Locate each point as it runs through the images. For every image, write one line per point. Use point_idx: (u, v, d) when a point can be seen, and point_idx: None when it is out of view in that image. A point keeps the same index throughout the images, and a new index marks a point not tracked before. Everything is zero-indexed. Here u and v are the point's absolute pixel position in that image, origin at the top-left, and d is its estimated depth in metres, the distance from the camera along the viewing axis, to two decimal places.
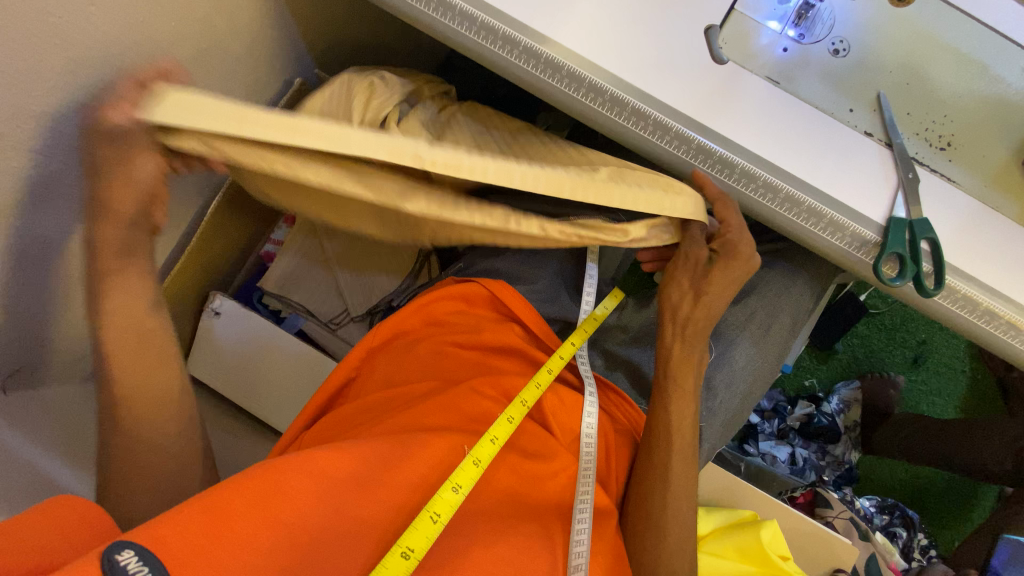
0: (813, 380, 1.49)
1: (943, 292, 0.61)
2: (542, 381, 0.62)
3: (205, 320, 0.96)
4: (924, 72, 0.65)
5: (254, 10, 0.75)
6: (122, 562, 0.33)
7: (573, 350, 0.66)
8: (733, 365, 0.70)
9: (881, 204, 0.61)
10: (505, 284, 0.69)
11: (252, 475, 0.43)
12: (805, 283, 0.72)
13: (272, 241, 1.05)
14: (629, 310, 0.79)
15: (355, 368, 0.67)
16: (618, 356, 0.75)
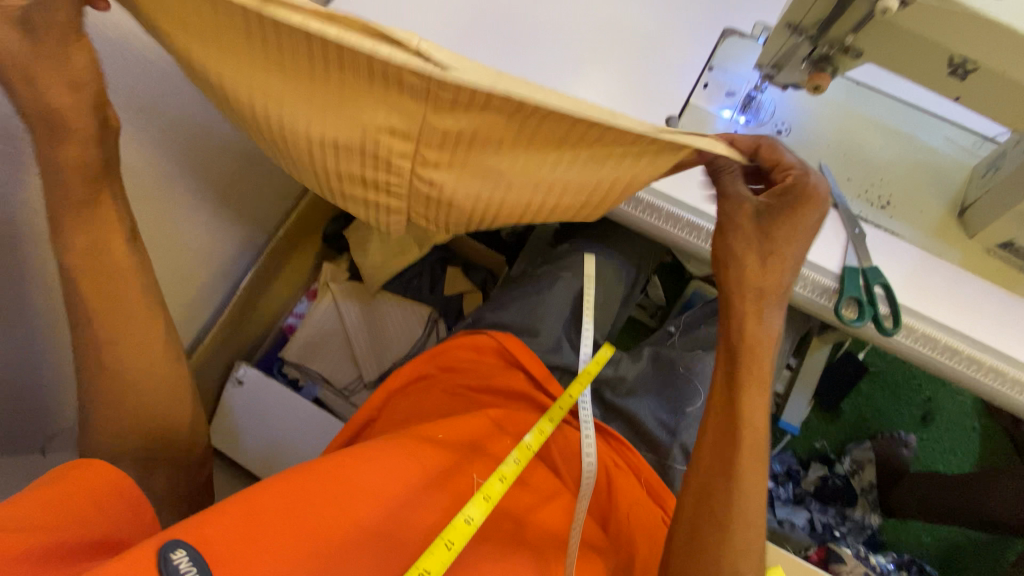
0: (824, 442, 1.48)
1: (903, 331, 0.67)
2: (547, 427, 0.68)
3: (228, 388, 1.02)
4: (861, 146, 0.76)
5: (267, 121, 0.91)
6: (175, 562, 0.38)
7: (570, 402, 0.73)
8: None
9: (836, 255, 0.69)
10: (516, 339, 0.78)
11: (286, 485, 0.48)
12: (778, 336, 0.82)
13: (294, 313, 1.15)
14: (624, 362, 0.85)
15: (375, 409, 0.73)
16: (615, 405, 0.81)
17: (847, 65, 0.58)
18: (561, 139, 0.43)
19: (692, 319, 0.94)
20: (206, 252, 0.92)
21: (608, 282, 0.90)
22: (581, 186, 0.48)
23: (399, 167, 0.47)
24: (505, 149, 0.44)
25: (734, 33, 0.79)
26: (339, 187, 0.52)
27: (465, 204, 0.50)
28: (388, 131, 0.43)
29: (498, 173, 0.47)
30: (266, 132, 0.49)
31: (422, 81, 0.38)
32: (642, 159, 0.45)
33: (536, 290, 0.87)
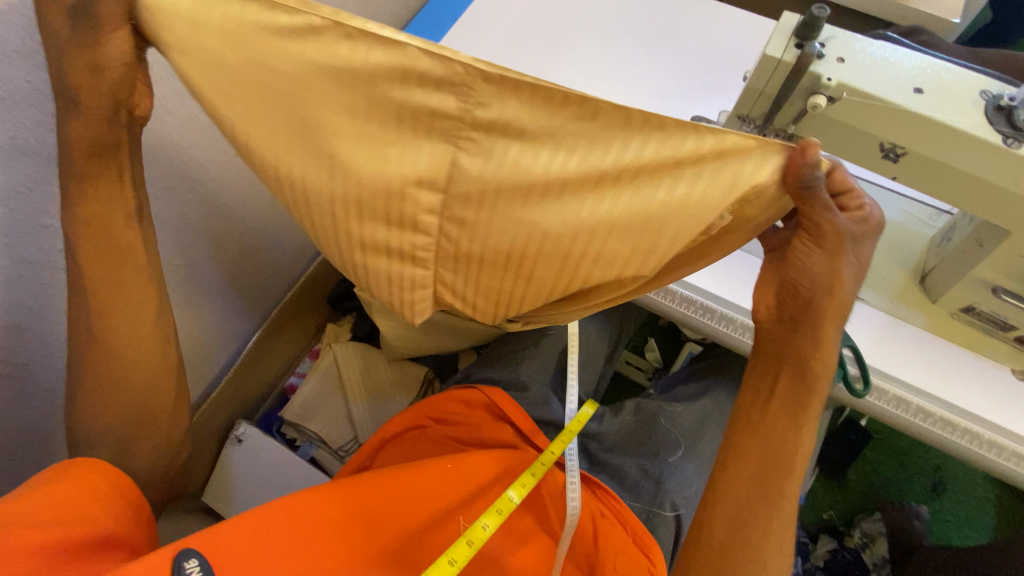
0: (832, 513, 1.43)
1: (875, 392, 0.70)
2: (528, 482, 0.72)
3: (228, 446, 1.05)
4: None
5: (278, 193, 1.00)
6: (188, 567, 0.50)
7: (553, 458, 0.76)
8: (701, 458, 0.82)
9: None
10: (506, 395, 0.83)
11: (284, 513, 0.59)
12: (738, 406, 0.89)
13: (296, 374, 1.19)
14: (607, 418, 0.89)
15: (369, 458, 0.82)
16: (601, 458, 0.84)
17: None
18: (601, 175, 0.44)
19: (674, 381, 0.98)
20: (215, 309, 0.97)
21: (593, 343, 0.94)
22: (627, 229, 0.46)
23: (424, 228, 0.50)
24: (539, 196, 0.45)
25: (701, 120, 0.86)
26: (363, 248, 0.52)
27: (498, 267, 0.51)
28: (415, 184, 0.47)
29: (529, 230, 0.47)
30: (295, 201, 0.52)
31: (458, 104, 0.42)
32: (695, 186, 0.43)
33: (524, 347, 0.92)
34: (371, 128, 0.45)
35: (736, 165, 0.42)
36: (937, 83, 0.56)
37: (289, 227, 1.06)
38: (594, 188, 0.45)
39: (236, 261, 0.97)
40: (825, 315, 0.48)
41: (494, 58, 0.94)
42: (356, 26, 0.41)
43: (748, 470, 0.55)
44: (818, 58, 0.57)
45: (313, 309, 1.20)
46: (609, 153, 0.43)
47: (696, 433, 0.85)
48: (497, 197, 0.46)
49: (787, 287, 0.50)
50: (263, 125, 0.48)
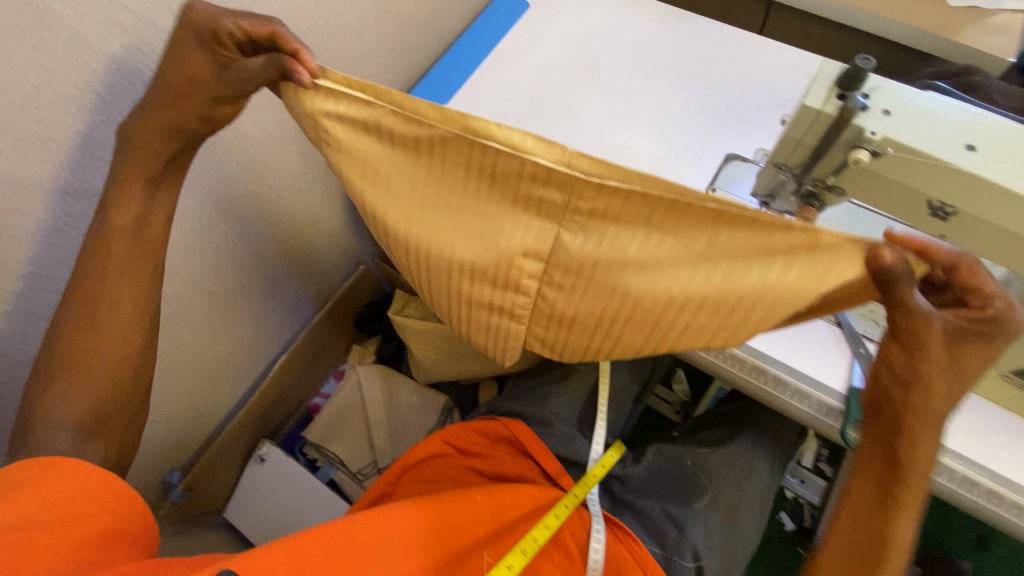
0: None
1: (942, 471, 0.66)
2: (552, 523, 0.72)
3: (251, 465, 1.06)
4: None
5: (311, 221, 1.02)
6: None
7: (576, 501, 0.75)
8: (726, 504, 0.79)
9: (841, 374, 0.69)
10: (524, 425, 0.82)
11: (319, 533, 0.58)
12: (766, 450, 0.85)
13: (321, 394, 1.22)
14: (630, 462, 0.85)
15: (388, 486, 0.81)
16: (624, 499, 0.82)
17: (833, 201, 0.62)
18: (695, 254, 0.47)
19: (698, 425, 0.95)
20: (254, 333, 1.00)
21: (619, 385, 0.92)
22: (717, 305, 0.48)
23: (528, 290, 0.56)
24: (637, 275, 0.50)
25: (737, 158, 0.84)
26: (467, 307, 0.60)
27: (582, 323, 0.56)
28: (523, 254, 0.53)
29: (619, 303, 0.52)
30: (416, 267, 0.60)
31: (564, 195, 0.48)
32: (789, 272, 0.45)
33: (549, 382, 0.90)
34: (476, 201, 0.53)
35: (824, 265, 0.43)
36: (991, 138, 0.52)
37: (319, 252, 1.07)
38: (684, 265, 0.48)
39: (281, 280, 1.01)
40: (918, 418, 0.47)
41: (526, 93, 0.94)
42: (481, 125, 0.48)
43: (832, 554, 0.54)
44: (862, 110, 0.54)
45: (340, 334, 1.22)
46: (701, 239, 0.46)
47: (725, 482, 0.80)
48: (605, 272, 0.51)
49: (904, 382, 0.47)
50: (400, 207, 0.57)
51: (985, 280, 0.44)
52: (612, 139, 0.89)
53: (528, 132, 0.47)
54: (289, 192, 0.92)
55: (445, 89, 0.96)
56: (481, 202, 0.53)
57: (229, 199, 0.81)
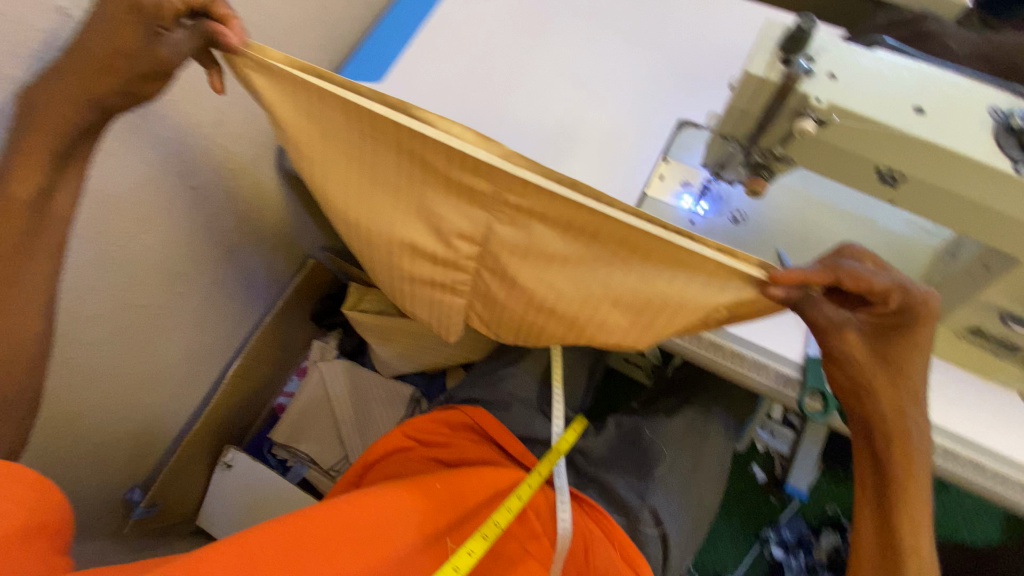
0: (836, 506, 1.42)
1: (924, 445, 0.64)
2: (514, 505, 0.70)
3: (217, 472, 1.04)
4: (818, 230, 0.74)
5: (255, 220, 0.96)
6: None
7: (539, 480, 0.73)
8: (688, 467, 0.78)
9: (796, 346, 0.69)
10: (486, 412, 0.81)
11: (273, 529, 0.57)
12: (722, 407, 0.84)
13: (284, 393, 1.19)
14: (591, 436, 0.84)
15: (354, 480, 0.80)
16: (588, 472, 0.80)
17: (782, 170, 0.60)
18: (613, 254, 0.47)
19: (655, 395, 0.94)
20: (207, 339, 0.95)
21: (578, 363, 0.91)
22: (631, 304, 0.50)
23: (462, 284, 0.56)
24: (563, 269, 0.50)
25: (689, 124, 0.81)
26: (408, 295, 0.61)
27: (517, 309, 0.55)
28: (457, 236, 0.52)
29: (546, 298, 0.52)
30: (358, 245, 0.59)
31: (492, 185, 0.47)
32: (693, 283, 0.46)
33: (506, 363, 0.87)
34: (416, 189, 0.51)
35: (724, 281, 0.44)
36: (940, 99, 0.50)
37: (264, 249, 1.00)
38: (603, 266, 0.48)
39: (225, 280, 0.93)
40: (877, 376, 0.48)
41: (466, 66, 0.87)
42: (421, 116, 0.46)
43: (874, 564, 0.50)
44: (805, 76, 0.51)
45: (298, 330, 1.18)
46: (621, 246, 0.46)
47: (683, 449, 0.79)
48: (534, 264, 0.50)
49: (859, 391, 0.49)
50: (341, 186, 0.55)
51: (872, 283, 0.43)
52: (561, 110, 0.84)
53: (467, 127, 0.45)
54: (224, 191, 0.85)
55: (381, 65, 0.88)
56: (416, 198, 0.52)
57: (153, 205, 0.73)
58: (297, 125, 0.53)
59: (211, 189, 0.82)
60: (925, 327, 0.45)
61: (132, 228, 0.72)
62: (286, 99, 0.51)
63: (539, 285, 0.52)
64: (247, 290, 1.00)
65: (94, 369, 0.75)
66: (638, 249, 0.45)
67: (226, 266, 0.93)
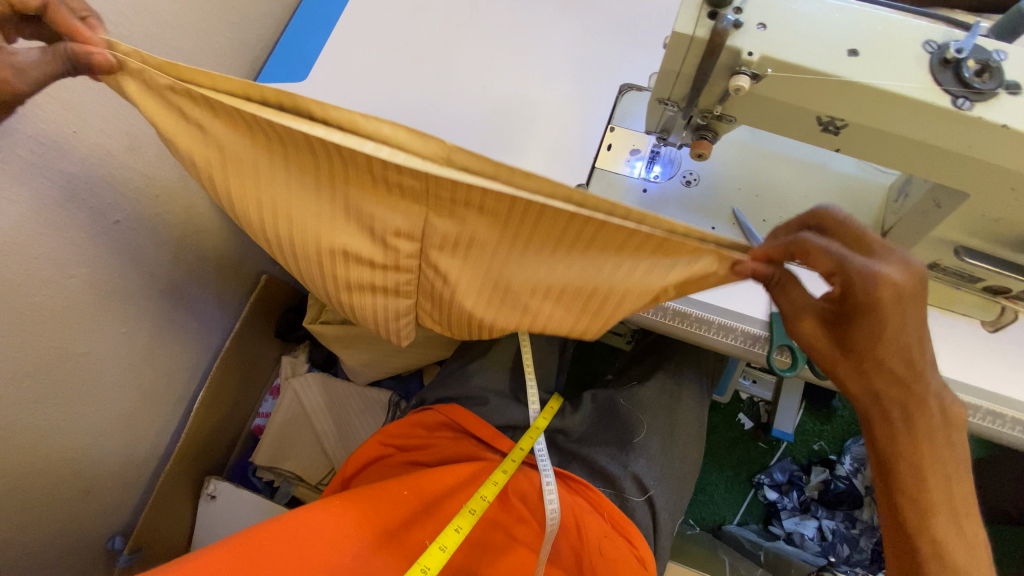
0: (822, 443, 1.47)
1: None
2: (499, 479, 0.71)
3: (202, 504, 1.02)
4: (770, 182, 0.72)
5: (199, 242, 0.91)
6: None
7: (522, 454, 0.74)
8: (665, 430, 0.78)
9: (759, 305, 0.69)
10: (463, 407, 0.78)
11: (245, 538, 0.56)
12: (693, 367, 0.84)
13: (261, 414, 1.16)
14: (568, 414, 0.81)
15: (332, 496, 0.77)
16: (569, 449, 0.79)
17: (725, 128, 0.58)
18: (557, 241, 0.43)
19: (628, 362, 0.93)
20: (161, 374, 0.91)
21: (547, 345, 0.89)
22: (577, 293, 0.47)
23: (404, 288, 0.52)
24: (505, 255, 0.46)
25: (632, 88, 0.79)
26: (355, 311, 0.56)
27: (465, 309, 0.52)
28: (394, 234, 0.46)
29: (494, 290, 0.49)
30: (289, 262, 0.53)
31: (422, 182, 0.41)
32: (638, 267, 0.43)
33: (475, 358, 0.84)
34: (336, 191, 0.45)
35: (664, 266, 0.43)
36: (875, 38, 0.48)
37: (211, 272, 0.95)
38: (549, 255, 0.45)
39: (170, 311, 0.89)
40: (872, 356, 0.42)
41: (391, 52, 0.82)
42: (324, 117, 0.40)
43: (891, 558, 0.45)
44: (734, 29, 0.48)
45: (264, 348, 1.14)
46: (568, 230, 0.42)
47: (659, 413, 0.79)
48: (468, 252, 0.47)
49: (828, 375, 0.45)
50: (251, 198, 0.48)
51: (823, 266, 0.40)
52: (499, 90, 0.80)
53: (399, 124, 0.39)
54: (151, 221, 0.79)
55: (303, 60, 0.83)
56: (340, 210, 0.46)
57: (74, 245, 0.68)
58: (185, 131, 0.46)
59: (142, 222, 0.78)
60: (888, 314, 0.39)
61: (49, 275, 0.67)
62: (177, 107, 0.45)
63: (483, 271, 0.48)
64: (200, 314, 0.96)
65: (39, 426, 0.71)
66: (585, 232, 0.41)
67: (172, 294, 0.88)
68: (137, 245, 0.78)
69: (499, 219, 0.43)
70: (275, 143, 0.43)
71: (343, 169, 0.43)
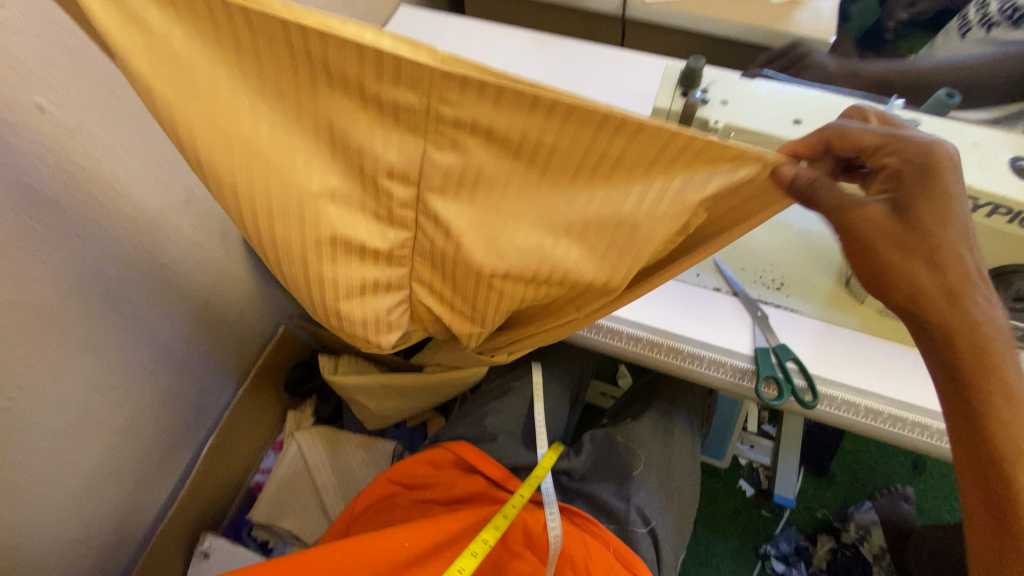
0: (826, 511, 1.45)
1: (868, 413, 0.70)
2: (501, 524, 0.72)
3: (193, 563, 0.99)
4: (743, 239, 0.84)
5: (230, 292, 0.97)
6: None
7: (523, 499, 0.75)
8: (663, 465, 0.81)
9: (746, 340, 0.75)
10: (472, 446, 0.80)
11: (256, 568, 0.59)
12: (688, 407, 0.89)
13: (262, 470, 1.16)
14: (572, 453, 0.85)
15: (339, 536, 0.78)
16: (573, 487, 0.82)
17: None
18: (582, 166, 0.38)
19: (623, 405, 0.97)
20: (174, 418, 0.93)
21: (559, 393, 0.94)
22: (602, 227, 0.41)
23: (399, 250, 0.47)
24: (522, 186, 0.40)
25: None
26: (329, 289, 0.48)
27: (472, 273, 0.45)
28: (387, 174, 0.40)
29: (501, 237, 0.43)
30: None
31: (420, 96, 0.35)
32: (663, 199, 0.39)
33: (487, 402, 0.89)
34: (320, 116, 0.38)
35: (703, 175, 0.38)
36: (816, 112, 0.60)
37: (234, 322, 1.00)
38: (572, 191, 0.39)
39: (194, 353, 0.93)
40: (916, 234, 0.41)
41: None
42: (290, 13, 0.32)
43: (976, 498, 0.45)
44: (703, 104, 0.60)
45: (270, 403, 1.17)
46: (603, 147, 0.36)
47: (656, 449, 0.82)
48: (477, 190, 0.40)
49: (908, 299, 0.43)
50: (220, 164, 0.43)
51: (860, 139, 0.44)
52: None
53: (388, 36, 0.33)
54: (192, 267, 0.86)
55: None
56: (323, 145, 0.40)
57: (123, 284, 0.75)
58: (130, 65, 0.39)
59: (186, 266, 0.85)
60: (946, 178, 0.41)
61: (98, 307, 0.72)
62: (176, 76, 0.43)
63: (500, 220, 0.42)
64: (217, 363, 1.00)
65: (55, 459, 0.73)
66: (617, 132, 0.35)
67: (197, 339, 0.92)
68: (176, 290, 0.84)
69: (512, 143, 0.37)
70: (245, 51, 0.36)
71: (326, 89, 0.37)
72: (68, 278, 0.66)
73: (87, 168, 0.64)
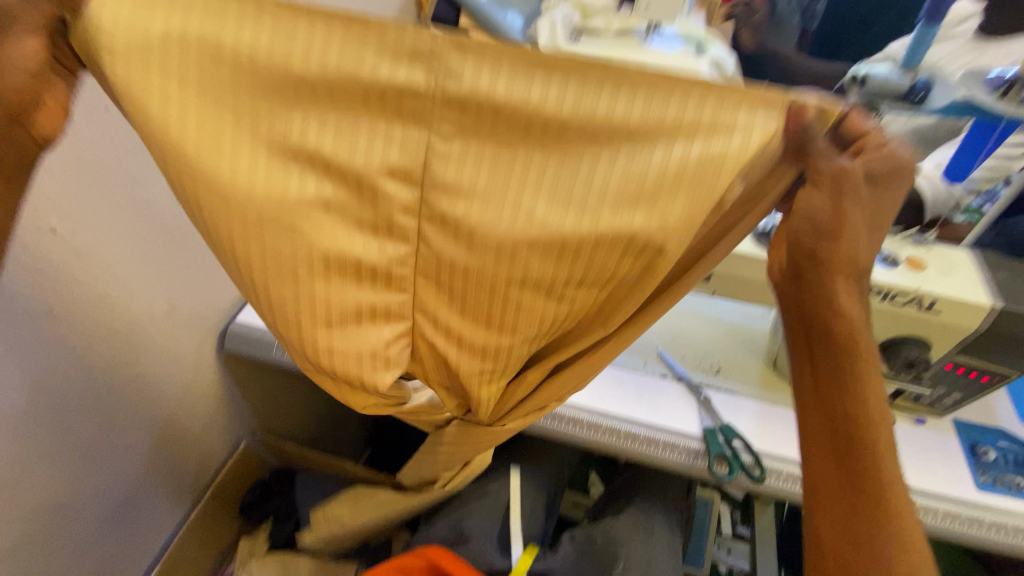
0: None
1: None
2: None
3: None
4: (682, 331, 0.94)
5: (196, 404, 0.96)
6: None
7: None
8: (641, 561, 0.80)
9: (694, 422, 0.81)
10: (444, 549, 0.79)
11: None
12: (662, 499, 0.90)
13: None
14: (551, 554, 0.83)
15: None
16: None
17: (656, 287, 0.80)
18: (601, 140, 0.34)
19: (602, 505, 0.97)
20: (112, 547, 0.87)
21: (538, 489, 0.92)
22: (612, 213, 0.36)
23: (398, 269, 0.42)
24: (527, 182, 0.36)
25: None
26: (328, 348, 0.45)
27: (489, 273, 0.41)
28: (386, 173, 0.37)
29: (506, 235, 0.38)
30: None
31: (426, 75, 0.33)
32: (692, 149, 0.34)
33: (461, 505, 0.88)
34: (334, 122, 0.36)
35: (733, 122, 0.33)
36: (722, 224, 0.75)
37: (196, 435, 0.97)
38: (589, 148, 0.34)
39: (161, 425, 0.89)
40: (833, 266, 0.43)
41: None
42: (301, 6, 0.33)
43: (839, 501, 0.51)
44: None
45: (223, 526, 1.10)
46: (602, 97, 0.33)
47: (636, 545, 0.82)
48: (495, 185, 0.36)
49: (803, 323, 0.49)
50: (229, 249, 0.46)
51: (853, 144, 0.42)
52: None
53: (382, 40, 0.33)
54: (162, 377, 0.86)
55: None
56: (323, 169, 0.37)
57: (88, 397, 0.75)
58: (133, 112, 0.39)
59: (155, 376, 0.85)
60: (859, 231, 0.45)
61: (55, 420, 0.71)
62: None
63: (515, 215, 0.37)
64: (170, 482, 0.95)
65: None
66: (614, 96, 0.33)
67: (152, 456, 0.89)
68: (140, 402, 0.84)
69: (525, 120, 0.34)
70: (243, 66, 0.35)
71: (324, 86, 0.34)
72: (33, 391, 0.67)
73: (93, 247, 0.68)
